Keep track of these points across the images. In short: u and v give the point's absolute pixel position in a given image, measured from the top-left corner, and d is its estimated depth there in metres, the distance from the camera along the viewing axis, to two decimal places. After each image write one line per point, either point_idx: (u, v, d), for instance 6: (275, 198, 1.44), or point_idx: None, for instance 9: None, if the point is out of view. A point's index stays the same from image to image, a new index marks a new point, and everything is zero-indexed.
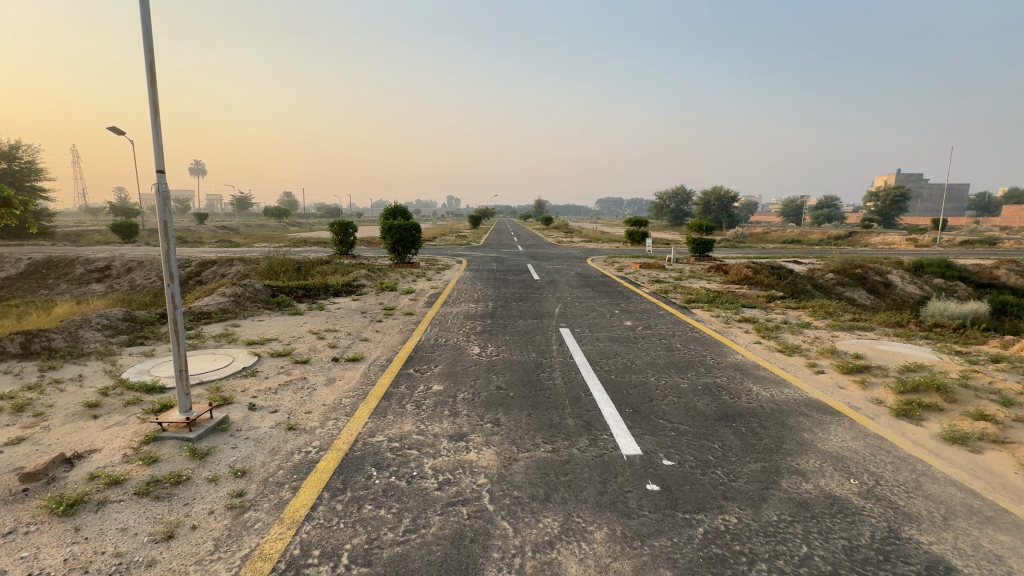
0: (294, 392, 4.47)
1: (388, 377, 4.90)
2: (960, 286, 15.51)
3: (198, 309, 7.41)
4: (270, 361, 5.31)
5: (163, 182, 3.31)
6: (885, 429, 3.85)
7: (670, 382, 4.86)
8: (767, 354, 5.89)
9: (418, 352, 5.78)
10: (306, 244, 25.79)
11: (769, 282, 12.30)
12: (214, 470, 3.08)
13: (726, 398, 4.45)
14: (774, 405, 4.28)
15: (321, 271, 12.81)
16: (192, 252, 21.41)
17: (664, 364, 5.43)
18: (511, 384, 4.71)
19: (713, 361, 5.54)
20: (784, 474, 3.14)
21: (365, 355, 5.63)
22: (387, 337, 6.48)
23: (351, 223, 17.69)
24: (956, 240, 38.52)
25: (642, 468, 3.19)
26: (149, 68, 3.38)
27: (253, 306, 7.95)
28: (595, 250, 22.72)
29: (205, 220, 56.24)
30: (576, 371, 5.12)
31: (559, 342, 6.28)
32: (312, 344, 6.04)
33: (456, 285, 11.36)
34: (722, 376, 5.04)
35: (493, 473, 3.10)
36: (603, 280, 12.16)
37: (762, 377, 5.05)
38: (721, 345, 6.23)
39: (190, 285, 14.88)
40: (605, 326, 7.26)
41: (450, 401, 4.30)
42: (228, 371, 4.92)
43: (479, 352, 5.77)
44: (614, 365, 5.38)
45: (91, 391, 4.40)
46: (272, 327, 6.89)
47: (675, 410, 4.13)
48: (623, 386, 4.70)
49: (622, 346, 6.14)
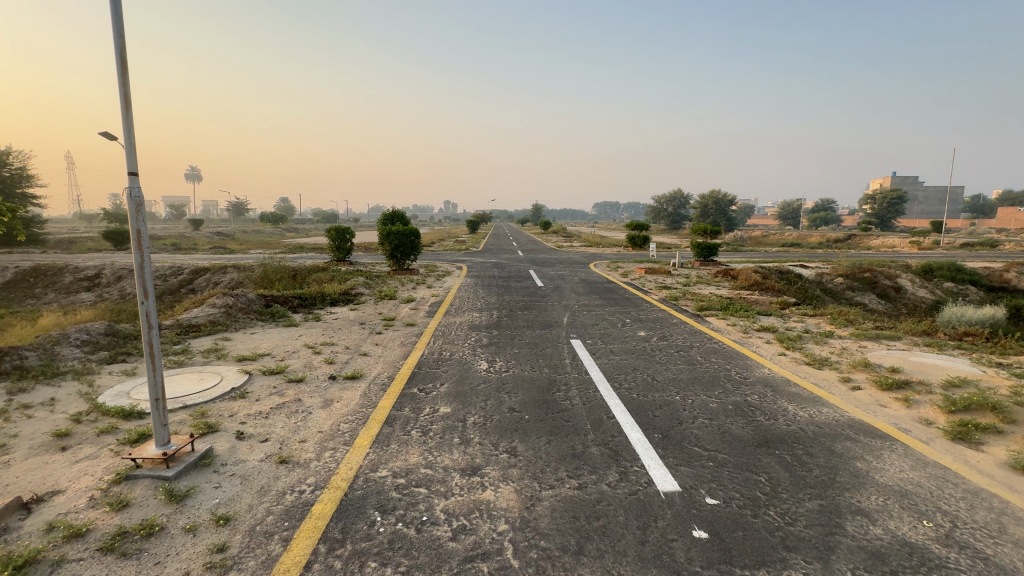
0: (287, 417, 4.06)
1: (391, 398, 4.49)
2: (971, 290, 15.22)
3: (187, 322, 6.98)
4: (261, 381, 4.90)
5: (136, 186, 2.92)
6: (944, 456, 3.47)
7: (697, 401, 4.47)
8: (795, 367, 5.50)
9: (421, 369, 5.37)
10: (302, 250, 25.37)
11: (780, 287, 11.95)
12: (193, 517, 2.67)
13: (762, 419, 4.07)
14: (816, 428, 3.89)
15: (318, 278, 12.40)
16: (185, 258, 20.96)
17: (687, 380, 5.04)
18: (525, 405, 4.32)
19: (738, 376, 5.17)
20: (846, 515, 2.75)
21: (364, 373, 5.22)
22: (388, 351, 6.07)
23: (348, 229, 17.29)
24: (957, 242, 38.37)
25: (684, 509, 2.79)
26: (119, 56, 2.99)
27: (245, 318, 7.54)
28: (596, 255, 22.36)
29: (199, 226, 55.72)
30: (593, 389, 4.72)
31: (572, 356, 5.89)
32: (308, 360, 5.63)
33: (457, 293, 10.98)
34: (752, 394, 4.66)
35: (514, 518, 2.70)
36: (609, 286, 11.78)
37: (795, 394, 4.67)
38: (744, 358, 5.84)
39: (182, 294, 14.43)
40: (618, 336, 6.87)
41: (459, 426, 3.90)
42: (216, 393, 4.51)
43: (487, 368, 5.38)
44: (634, 382, 4.99)
45: (63, 417, 3.98)
46: (266, 340, 6.48)
47: (709, 435, 3.75)
48: (647, 407, 4.31)
49: (639, 360, 5.74)
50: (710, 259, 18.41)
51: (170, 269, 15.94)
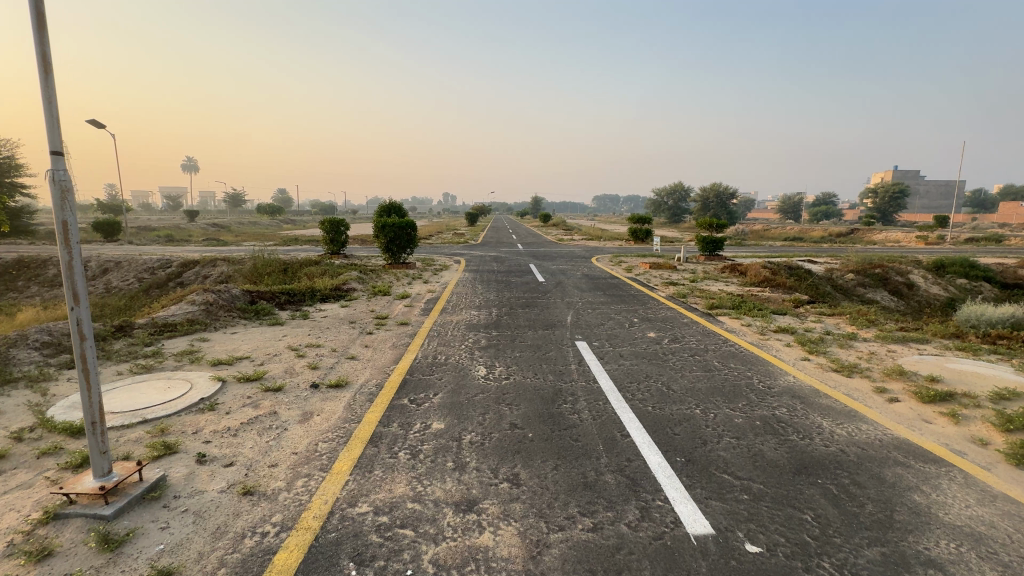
0: (258, 434, 3.58)
1: (378, 411, 4.01)
2: (984, 286, 14.79)
3: (162, 320, 6.47)
4: (235, 390, 4.41)
5: (61, 168, 2.43)
6: (1013, 486, 3.00)
7: (720, 415, 4.00)
8: (823, 375, 5.02)
9: (413, 375, 4.88)
10: (296, 242, 24.81)
11: (790, 284, 11.47)
12: (127, 571, 2.20)
13: (795, 439, 3.60)
14: (859, 451, 3.42)
15: (309, 272, 11.88)
16: (175, 250, 20.40)
17: (706, 390, 4.57)
18: (528, 420, 3.84)
19: (761, 385, 4.69)
20: (916, 568, 2.29)
21: (350, 380, 4.72)
22: (378, 355, 5.58)
23: (342, 221, 16.73)
24: (961, 237, 37.97)
25: (720, 559, 2.32)
26: (35, 7, 2.47)
27: (227, 316, 7.03)
28: (597, 249, 21.83)
29: (194, 219, 55.17)
30: (603, 400, 4.25)
31: (578, 360, 5.41)
32: (289, 365, 5.13)
33: (455, 288, 10.49)
34: (780, 407, 4.18)
35: (518, 572, 2.23)
36: (613, 282, 11.29)
37: (827, 407, 4.20)
38: (766, 364, 5.35)
39: (169, 288, 13.91)
40: (626, 338, 6.39)
41: (454, 446, 3.43)
42: (182, 404, 4.02)
43: (485, 375, 4.90)
44: (647, 392, 4.51)
45: (3, 435, 3.49)
46: (246, 342, 5.99)
47: (739, 459, 3.28)
48: (665, 423, 3.83)
49: (651, 365, 5.25)
50: (715, 254, 17.90)
51: (157, 262, 15.39)
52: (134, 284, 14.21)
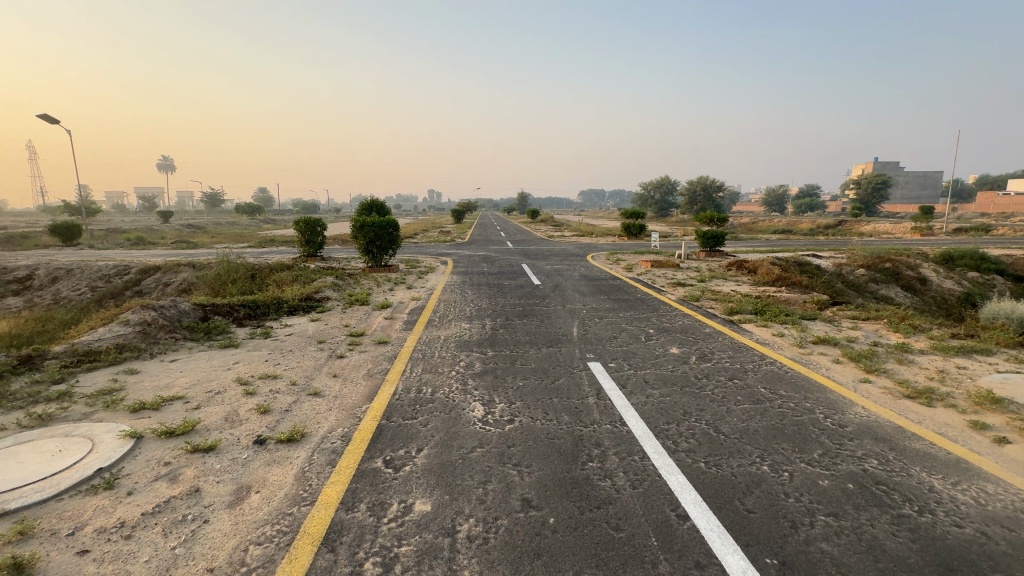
0: (163, 535, 2.49)
1: (340, 483, 2.95)
2: (996, 280, 14.19)
3: (83, 347, 5.29)
4: (150, 452, 3.30)
5: None
6: None
7: (798, 476, 3.00)
8: (898, 405, 4.08)
9: (391, 421, 3.81)
10: (271, 245, 23.57)
11: (805, 282, 10.64)
12: None
13: (913, 515, 2.62)
14: (1009, 536, 2.45)
15: (280, 279, 10.71)
16: (142, 255, 19.08)
17: (766, 433, 3.57)
18: (545, 493, 2.81)
19: (830, 424, 3.73)
20: None
21: (308, 431, 3.63)
22: (349, 388, 4.51)
23: (319, 220, 15.56)
24: (950, 228, 37.99)
25: None
26: None
27: (169, 338, 5.88)
28: (591, 246, 20.95)
29: (167, 219, 53.10)
30: (640, 455, 3.23)
31: (596, 391, 4.38)
32: (232, 409, 4.02)
33: (442, 294, 9.45)
34: (868, 459, 3.21)
35: None
36: (615, 284, 10.32)
37: (927, 457, 3.25)
38: (824, 390, 4.39)
39: (125, 298, 12.62)
40: (647, 357, 5.38)
41: (444, 547, 2.39)
42: (67, 482, 2.90)
43: (482, 417, 3.84)
44: (692, 438, 3.50)
45: None
46: (186, 374, 4.86)
47: (855, 560, 2.28)
48: (733, 494, 2.82)
49: (687, 396, 4.25)
50: (717, 248, 17.05)
51: (113, 268, 14.03)
52: (85, 295, 12.83)
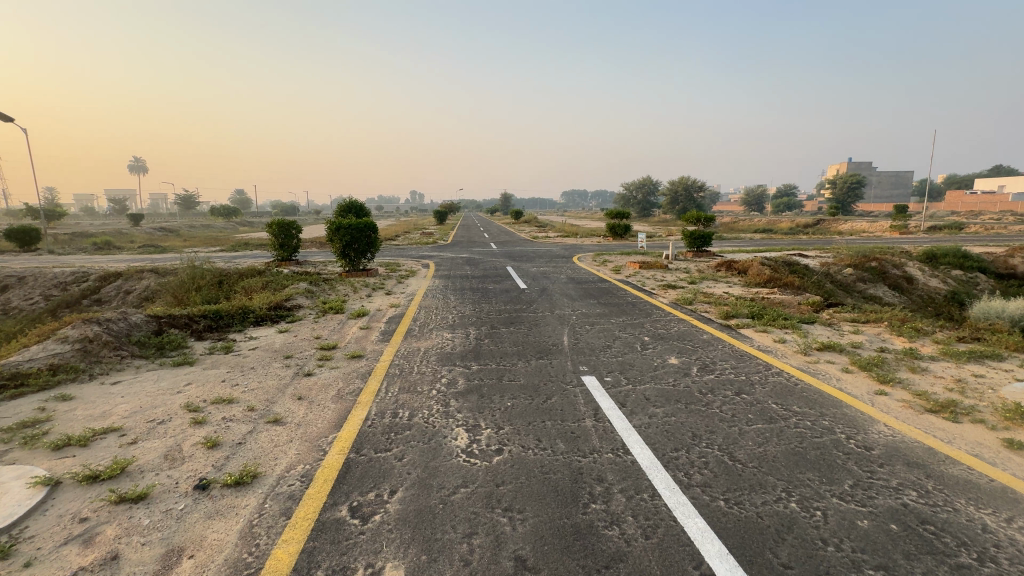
0: None
1: (295, 540, 2.44)
2: (979, 277, 14.26)
3: (9, 370, 4.63)
4: (65, 505, 2.73)
5: None
6: None
7: (834, 517, 2.58)
8: (923, 421, 3.72)
9: (361, 454, 3.30)
10: (244, 247, 22.60)
11: (797, 283, 10.39)
12: None
13: (974, 566, 2.23)
14: None
15: (249, 286, 10.03)
16: (107, 260, 18.11)
17: (787, 461, 3.17)
18: (542, 550, 2.34)
19: (855, 447, 3.35)
20: None
21: (262, 470, 3.10)
22: (315, 413, 3.98)
23: (293, 223, 14.83)
24: (925, 225, 38.77)
25: None
26: None
27: (114, 357, 5.24)
28: (577, 247, 20.58)
29: (138, 220, 51.14)
30: (650, 494, 2.79)
31: (593, 412, 3.93)
32: (175, 443, 3.45)
33: (423, 300, 8.91)
34: (906, 491, 2.83)
35: None
36: (605, 287, 9.93)
37: (970, 486, 2.88)
38: (839, 405, 4.02)
39: (82, 307, 11.76)
40: (644, 369, 4.96)
41: None
42: None
43: (467, 448, 3.36)
44: (706, 468, 3.08)
45: None
46: (128, 399, 4.26)
47: None
48: (765, 543, 2.39)
49: (694, 416, 3.83)
50: (703, 248, 16.83)
51: (70, 275, 13.08)
52: (37, 305, 11.91)
